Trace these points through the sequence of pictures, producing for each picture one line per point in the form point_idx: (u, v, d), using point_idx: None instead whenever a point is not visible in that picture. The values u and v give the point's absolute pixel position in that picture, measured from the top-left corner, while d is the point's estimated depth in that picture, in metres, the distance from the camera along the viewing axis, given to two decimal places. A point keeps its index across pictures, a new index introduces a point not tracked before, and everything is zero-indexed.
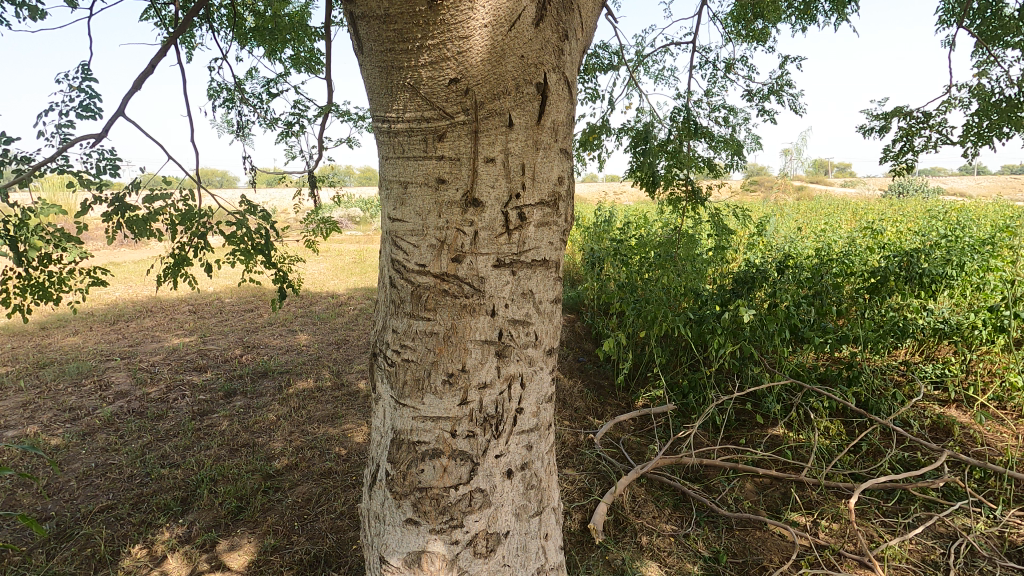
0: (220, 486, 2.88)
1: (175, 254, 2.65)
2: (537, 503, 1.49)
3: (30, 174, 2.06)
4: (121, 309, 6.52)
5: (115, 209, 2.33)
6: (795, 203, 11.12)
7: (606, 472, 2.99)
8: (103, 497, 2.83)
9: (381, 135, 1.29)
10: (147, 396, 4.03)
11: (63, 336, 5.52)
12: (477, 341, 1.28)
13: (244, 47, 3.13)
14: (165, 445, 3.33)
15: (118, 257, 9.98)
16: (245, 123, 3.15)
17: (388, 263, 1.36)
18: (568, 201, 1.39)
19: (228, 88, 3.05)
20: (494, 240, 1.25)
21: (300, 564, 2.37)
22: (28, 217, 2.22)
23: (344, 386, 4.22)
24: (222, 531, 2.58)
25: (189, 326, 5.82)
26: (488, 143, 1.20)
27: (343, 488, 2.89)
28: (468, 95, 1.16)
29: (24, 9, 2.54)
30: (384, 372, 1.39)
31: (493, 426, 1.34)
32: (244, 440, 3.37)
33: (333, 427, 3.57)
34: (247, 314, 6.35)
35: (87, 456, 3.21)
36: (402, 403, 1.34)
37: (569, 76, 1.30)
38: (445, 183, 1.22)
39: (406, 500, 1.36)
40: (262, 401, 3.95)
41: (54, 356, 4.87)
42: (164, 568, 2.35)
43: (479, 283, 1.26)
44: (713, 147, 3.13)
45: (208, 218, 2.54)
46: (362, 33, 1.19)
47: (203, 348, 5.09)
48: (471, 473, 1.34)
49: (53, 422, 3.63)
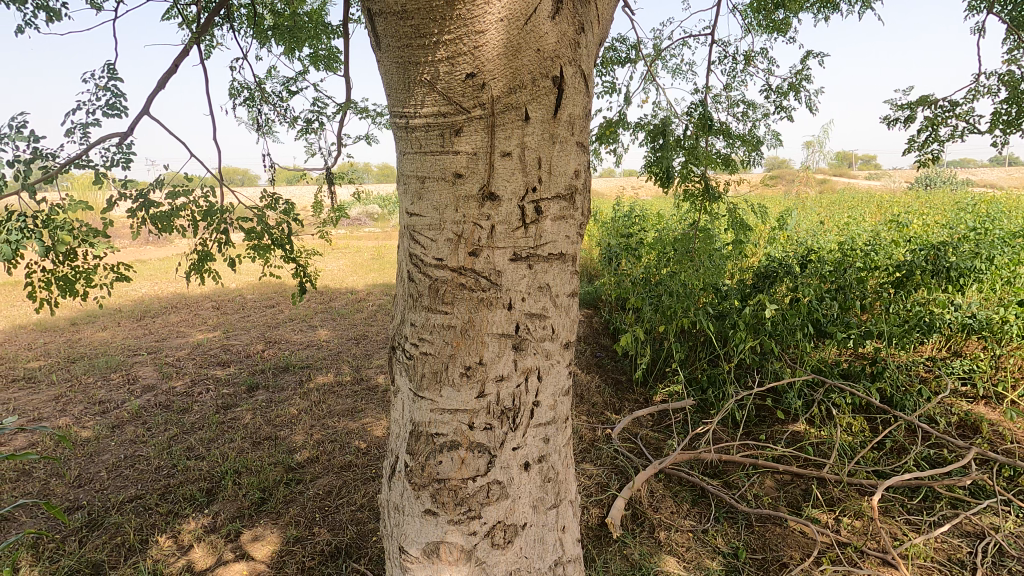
0: (243, 478, 2.95)
1: (199, 250, 2.67)
2: (555, 495, 1.50)
3: (58, 171, 2.12)
4: (147, 305, 6.68)
5: (139, 206, 2.37)
6: (818, 196, 10.87)
7: (623, 468, 2.99)
8: (132, 487, 2.91)
9: (399, 131, 1.30)
10: (172, 390, 4.14)
11: (92, 332, 5.68)
12: (494, 334, 1.29)
13: (262, 46, 3.17)
14: (191, 437, 3.41)
15: (142, 254, 10.25)
16: (266, 121, 3.20)
17: (406, 258, 1.37)
18: (585, 195, 1.39)
19: (248, 87, 3.09)
20: (511, 234, 1.26)
21: (322, 555, 2.42)
22: (55, 213, 2.22)
23: (364, 380, 4.29)
24: (247, 521, 2.64)
25: (213, 322, 5.95)
26: (504, 137, 1.20)
27: (363, 481, 2.94)
28: (484, 90, 1.16)
29: (43, 12, 2.61)
30: (403, 365, 1.40)
31: (511, 419, 1.35)
32: (267, 433, 3.44)
33: (353, 421, 3.62)
34: (269, 310, 6.47)
35: (116, 448, 3.31)
36: (421, 395, 1.35)
37: (585, 69, 1.30)
38: (462, 177, 1.23)
39: (425, 491, 1.37)
40: (283, 396, 4.02)
41: (84, 351, 5.02)
42: (191, 558, 2.40)
43: (496, 277, 1.26)
44: (731, 142, 3.07)
45: (230, 214, 2.57)
46: (379, 30, 1.20)
47: (226, 343, 5.20)
48: (489, 465, 1.35)
49: (85, 415, 3.74)
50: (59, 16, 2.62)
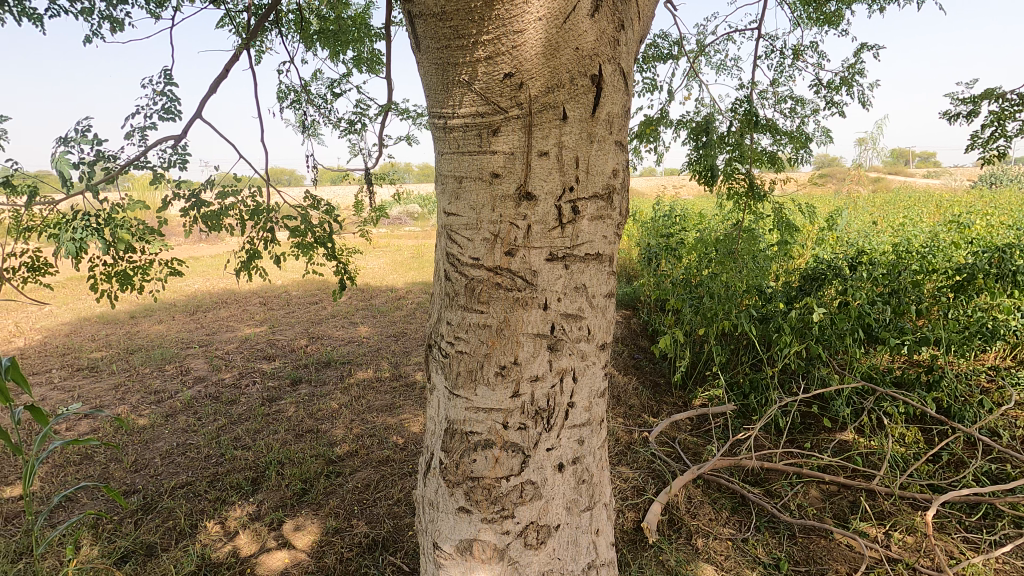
0: (286, 469, 3.04)
1: (246, 248, 2.77)
2: (589, 497, 1.48)
3: (119, 172, 2.23)
4: (199, 300, 6.98)
5: (192, 205, 2.47)
6: (870, 195, 10.41)
7: (660, 472, 2.94)
8: (183, 474, 3.05)
9: (437, 131, 1.31)
10: (221, 381, 4.32)
11: (149, 325, 5.99)
12: (529, 334, 1.28)
13: (309, 49, 3.26)
14: (238, 428, 3.55)
15: (196, 252, 10.73)
16: (311, 122, 3.29)
17: (443, 257, 1.39)
18: (623, 194, 1.37)
19: (294, 90, 3.18)
20: (547, 234, 1.25)
21: (359, 546, 2.47)
22: (116, 212, 2.34)
23: (402, 377, 4.37)
24: (289, 510, 2.73)
25: (260, 317, 6.17)
26: (542, 137, 1.20)
27: (400, 476, 2.99)
28: (522, 90, 1.16)
29: (108, 22, 2.76)
30: (439, 363, 1.41)
31: (545, 420, 1.34)
32: (309, 426, 3.55)
33: (391, 417, 3.69)
34: (313, 306, 6.66)
35: (170, 436, 3.48)
36: (456, 393, 1.36)
37: (625, 67, 1.28)
38: (499, 177, 1.23)
39: (459, 489, 1.38)
40: (325, 390, 4.13)
41: (141, 343, 5.29)
42: (236, 544, 2.50)
43: (532, 277, 1.26)
44: (778, 139, 2.97)
45: (276, 214, 2.65)
46: (419, 31, 1.21)
47: (272, 338, 5.39)
48: (523, 465, 1.35)
49: (141, 404, 3.94)
50: (122, 25, 2.76)
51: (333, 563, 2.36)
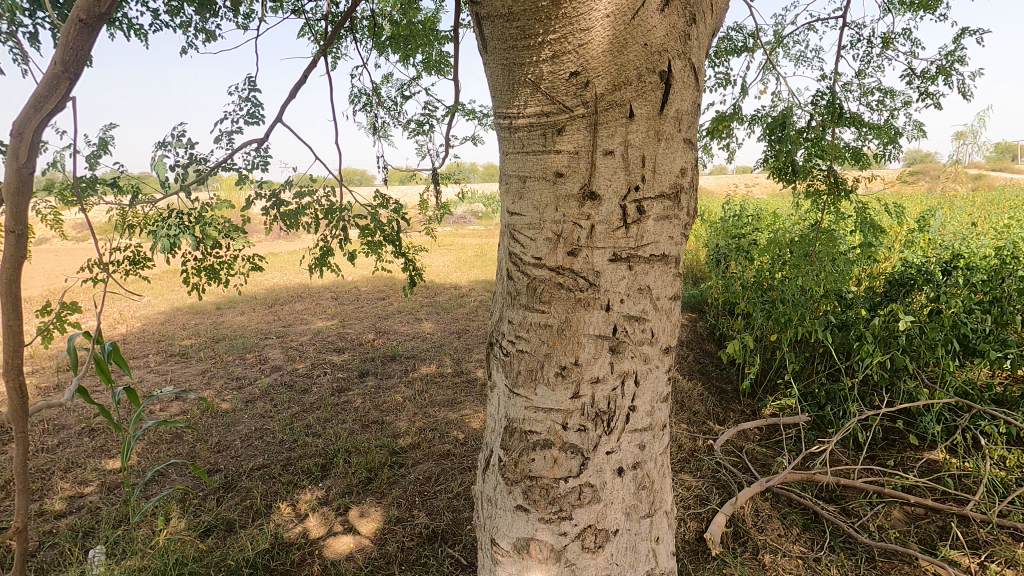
0: (352, 457, 3.17)
1: (320, 246, 2.90)
2: (649, 504, 1.45)
3: (209, 173, 2.40)
4: (277, 294, 7.41)
5: (273, 204, 2.62)
6: (970, 194, 9.53)
7: (725, 482, 2.83)
8: (260, 457, 3.25)
9: (502, 131, 1.32)
10: (295, 371, 4.57)
11: (233, 316, 6.42)
12: (590, 335, 1.27)
13: (380, 54, 3.37)
14: (310, 416, 3.74)
15: (275, 248, 11.40)
16: (381, 124, 3.40)
17: (506, 256, 1.39)
18: (691, 194, 1.33)
19: (366, 93, 3.30)
20: (611, 234, 1.23)
21: (419, 537, 2.54)
22: (206, 210, 2.53)
23: (464, 373, 4.45)
24: (355, 497, 2.84)
25: (331, 311, 6.47)
26: (607, 135, 1.18)
27: (459, 471, 3.05)
28: (588, 88, 1.15)
29: (201, 33, 2.97)
30: (500, 361, 1.42)
31: (605, 422, 1.32)
32: (375, 417, 3.68)
33: (452, 412, 3.77)
34: (380, 302, 6.91)
35: (249, 420, 3.71)
36: (516, 392, 1.36)
37: (696, 62, 1.24)
38: (563, 177, 1.22)
39: (517, 487, 1.38)
40: (390, 383, 4.28)
41: (226, 333, 5.68)
42: (306, 525, 2.63)
43: (595, 277, 1.25)
44: (863, 134, 2.78)
45: (348, 213, 2.77)
46: (486, 33, 1.22)
47: (342, 331, 5.64)
48: (581, 467, 1.33)
49: (224, 389, 4.24)
50: (213, 36, 2.97)
51: (395, 551, 2.44)
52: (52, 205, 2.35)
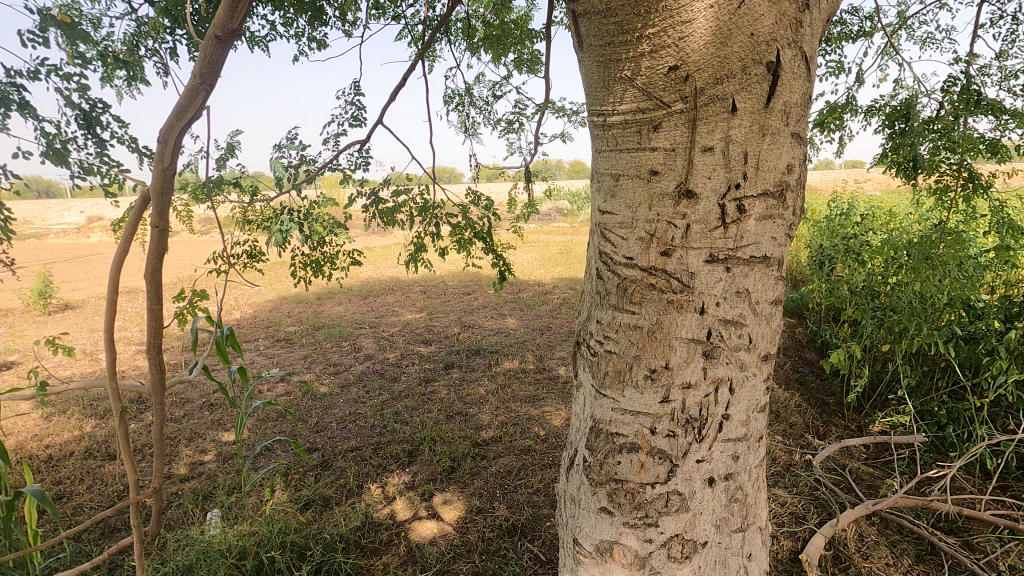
0: (437, 446, 3.29)
1: (414, 242, 3.03)
2: (741, 518, 1.39)
3: (316, 173, 2.57)
4: (371, 286, 7.83)
5: (372, 202, 2.77)
6: None
7: (824, 501, 2.63)
8: (353, 439, 3.46)
9: (595, 129, 1.31)
10: (386, 360, 4.81)
11: (331, 305, 6.87)
12: (683, 338, 1.23)
13: (473, 55, 3.45)
14: (398, 403, 3.92)
15: (369, 244, 12.06)
16: (473, 123, 3.48)
17: (596, 255, 1.38)
18: (798, 192, 1.24)
19: (459, 94, 3.39)
20: (708, 234, 1.18)
21: (500, 529, 2.59)
22: (314, 208, 2.72)
23: (546, 370, 4.47)
24: (439, 484, 2.95)
25: (420, 304, 6.74)
26: (707, 131, 1.13)
27: (540, 467, 3.08)
28: (688, 83, 1.11)
29: (312, 42, 3.19)
30: (587, 361, 1.41)
31: (696, 430, 1.27)
32: (459, 409, 3.80)
33: (534, 408, 3.81)
34: (466, 297, 7.10)
35: (344, 404, 3.96)
36: (603, 393, 1.34)
37: (808, 51, 1.16)
38: (657, 174, 1.19)
39: (601, 489, 1.36)
40: (474, 376, 4.39)
41: (325, 321, 6.09)
42: (394, 508, 2.77)
43: (689, 279, 1.20)
44: (1004, 123, 2.46)
45: (441, 210, 2.87)
46: (583, 30, 1.21)
47: (430, 324, 5.86)
48: (670, 473, 1.30)
49: (323, 374, 4.55)
50: (322, 44, 3.17)
51: (476, 540, 2.51)
52: (184, 202, 2.63)
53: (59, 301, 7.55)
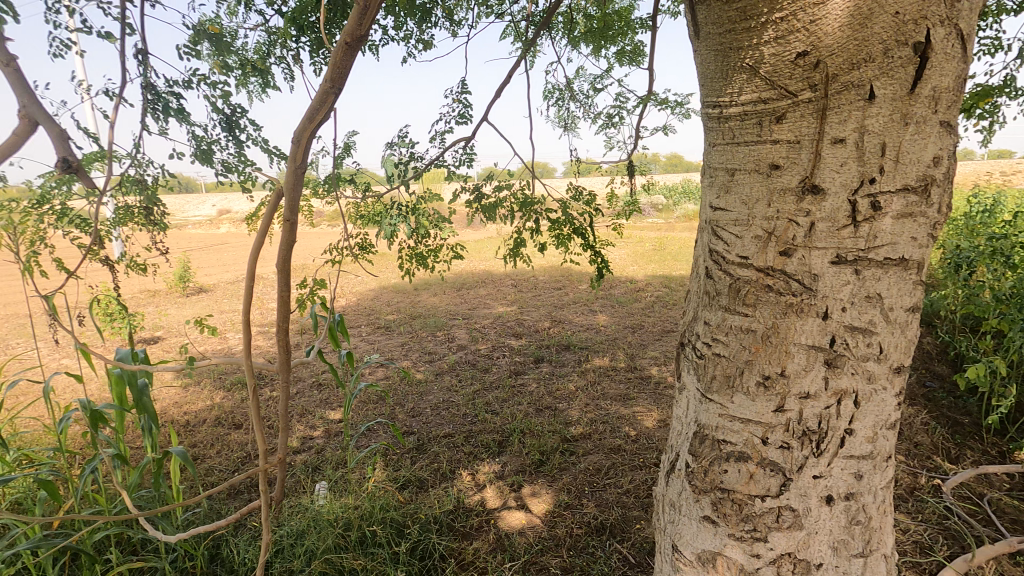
0: (527, 438, 3.33)
1: (514, 237, 3.06)
2: (863, 542, 1.27)
3: (423, 170, 2.68)
4: (464, 278, 8.07)
5: (474, 198, 2.85)
6: None
7: (956, 532, 2.35)
8: (446, 426, 3.59)
9: (710, 121, 1.25)
10: (478, 351, 4.94)
11: (428, 296, 7.16)
12: (802, 345, 1.15)
13: (574, 48, 3.42)
14: (489, 394, 4.01)
15: (463, 237, 12.42)
16: (572, 118, 3.46)
17: (705, 253, 1.32)
18: (945, 186, 1.11)
19: (559, 88, 3.38)
20: (835, 233, 1.09)
21: (588, 526, 2.57)
22: (421, 203, 2.84)
23: (637, 369, 4.37)
24: (528, 476, 2.99)
25: (511, 297, 6.85)
26: (838, 122, 1.04)
27: (630, 468, 3.02)
28: (818, 69, 1.03)
29: (419, 43, 3.32)
30: (692, 363, 1.36)
31: (814, 443, 1.19)
32: (549, 403, 3.81)
33: (624, 407, 3.74)
34: (556, 291, 7.11)
35: (438, 392, 4.12)
36: (709, 397, 1.29)
37: (965, 28, 1.03)
38: (779, 169, 1.12)
39: (705, 497, 1.31)
40: (564, 371, 4.39)
41: (421, 311, 6.37)
42: (484, 495, 2.84)
43: (812, 281, 1.12)
44: None
45: (540, 206, 2.89)
46: (700, 18, 1.16)
47: (520, 317, 5.93)
48: (782, 487, 1.22)
49: (419, 361, 4.76)
50: (429, 45, 3.29)
51: (564, 535, 2.51)
52: (305, 197, 2.85)
53: (195, 285, 8.51)
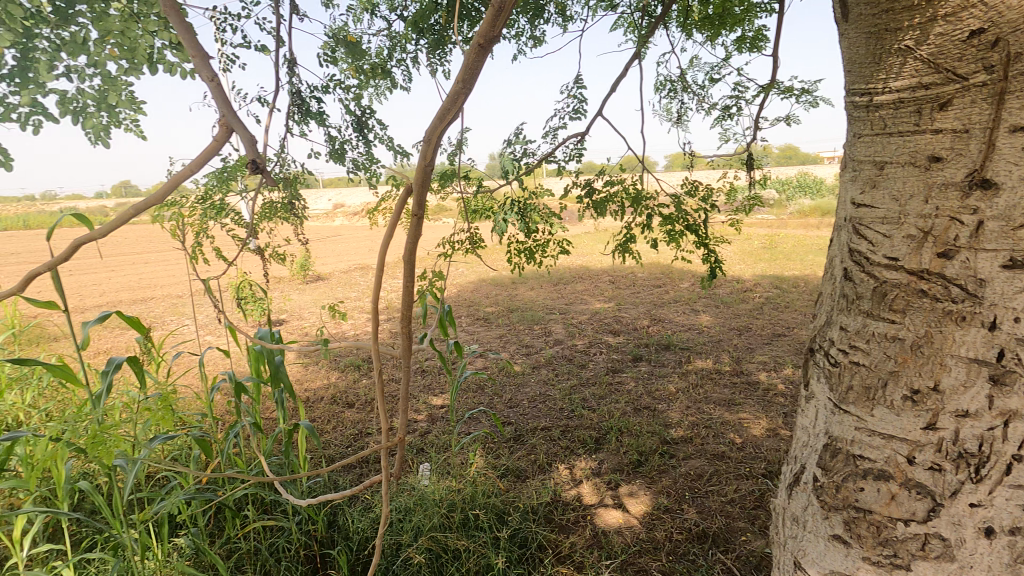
0: (625, 437, 3.28)
1: (623, 233, 3.02)
2: None
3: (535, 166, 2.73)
4: (561, 273, 8.09)
5: (586, 193, 2.84)
6: None
7: None
8: (543, 419, 3.63)
9: (856, 110, 1.15)
10: (575, 346, 4.93)
11: (525, 290, 7.27)
12: (961, 358, 1.03)
13: (689, 38, 3.29)
14: (586, 390, 4.00)
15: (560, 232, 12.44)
16: (683, 110, 3.33)
17: (843, 253, 1.23)
18: None
19: (672, 80, 3.27)
20: (1010, 233, 0.97)
21: (689, 533, 2.49)
22: (532, 198, 2.88)
23: (744, 374, 4.15)
24: (626, 476, 2.95)
25: (609, 294, 6.76)
26: (1019, 107, 0.92)
27: (735, 477, 2.88)
28: (997, 48, 0.91)
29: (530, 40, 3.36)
30: (823, 371, 1.27)
31: (972, 468, 1.06)
32: (647, 403, 3.73)
33: (729, 413, 3.57)
34: (656, 289, 6.91)
35: (535, 384, 4.18)
36: (844, 409, 1.20)
37: None
38: (940, 161, 1.01)
39: (836, 515, 1.22)
40: (663, 371, 4.26)
41: (519, 304, 6.47)
42: (581, 491, 2.84)
43: (977, 287, 1.00)
44: None
45: (652, 201, 2.82)
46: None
47: (618, 314, 5.85)
48: (930, 513, 1.11)
49: (517, 353, 4.85)
50: (539, 41, 3.31)
51: (663, 539, 2.45)
52: None
53: (314, 273, 9.27)
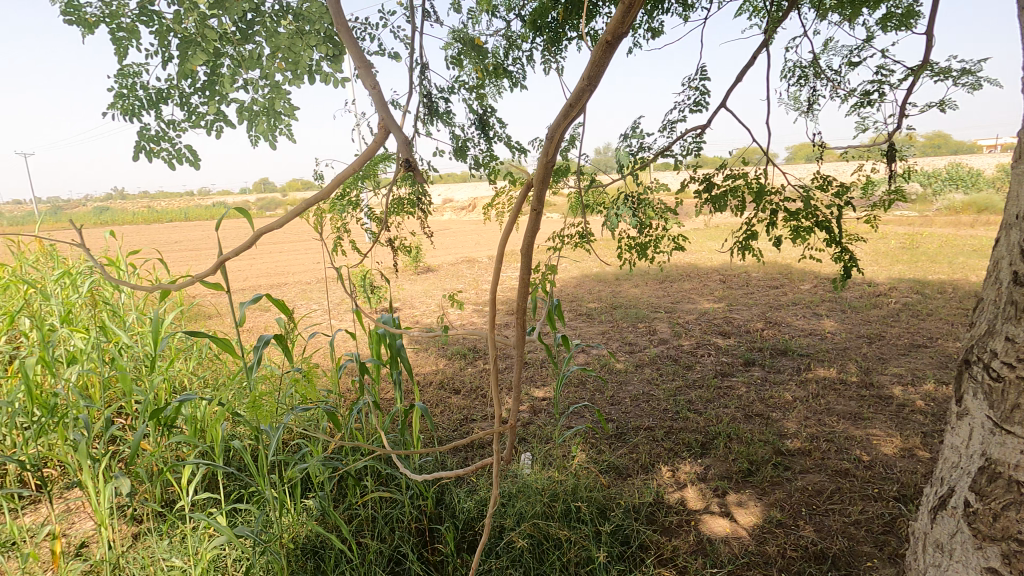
0: (734, 444, 3.14)
1: (744, 229, 2.87)
2: None
3: (650, 161, 2.69)
4: (668, 271, 7.82)
5: (704, 187, 2.74)
6: None
7: None
8: (646, 418, 3.57)
9: None
10: (681, 347, 4.76)
11: (629, 287, 7.12)
12: None
13: (825, 19, 3.04)
14: (692, 392, 3.86)
15: None
16: (814, 98, 3.09)
17: (1018, 254, 1.28)
18: None
19: (803, 65, 3.04)
20: None
21: (805, 551, 2.33)
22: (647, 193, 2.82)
23: (874, 387, 3.78)
24: (734, 484, 2.82)
25: (719, 294, 6.44)
26: None
27: (861, 497, 2.65)
28: None
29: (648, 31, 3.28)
30: (981, 387, 1.30)
31: None
32: (760, 410, 3.52)
33: (855, 428, 3.28)
34: (772, 290, 6.46)
35: (638, 383, 4.10)
36: (1006, 429, 1.23)
37: None
38: None
39: (992, 546, 1.25)
40: (779, 378, 4.00)
41: (622, 301, 6.36)
42: (685, 495, 2.76)
43: None
44: None
45: (778, 196, 2.66)
46: None
47: (729, 315, 5.55)
48: None
49: (620, 351, 4.78)
50: (658, 32, 3.23)
51: (775, 554, 2.32)
52: None
53: (424, 265, 9.75)
